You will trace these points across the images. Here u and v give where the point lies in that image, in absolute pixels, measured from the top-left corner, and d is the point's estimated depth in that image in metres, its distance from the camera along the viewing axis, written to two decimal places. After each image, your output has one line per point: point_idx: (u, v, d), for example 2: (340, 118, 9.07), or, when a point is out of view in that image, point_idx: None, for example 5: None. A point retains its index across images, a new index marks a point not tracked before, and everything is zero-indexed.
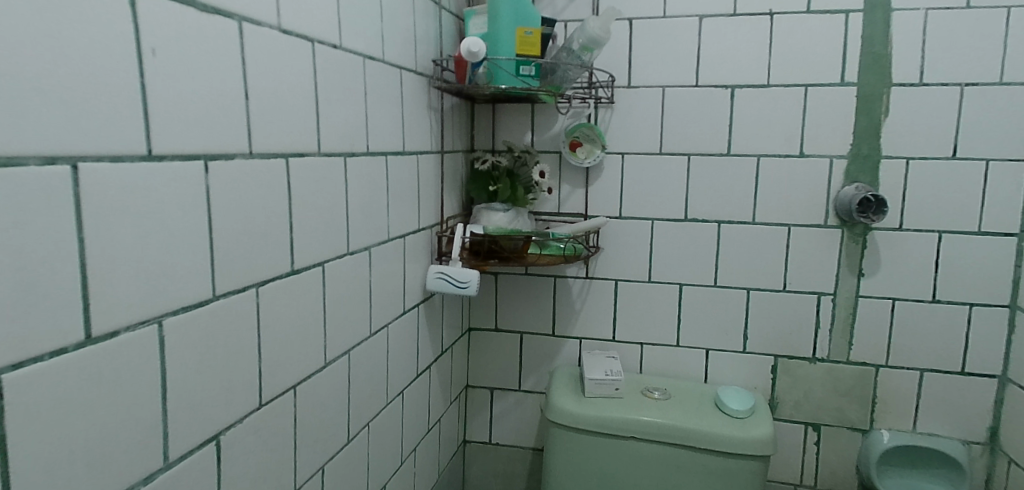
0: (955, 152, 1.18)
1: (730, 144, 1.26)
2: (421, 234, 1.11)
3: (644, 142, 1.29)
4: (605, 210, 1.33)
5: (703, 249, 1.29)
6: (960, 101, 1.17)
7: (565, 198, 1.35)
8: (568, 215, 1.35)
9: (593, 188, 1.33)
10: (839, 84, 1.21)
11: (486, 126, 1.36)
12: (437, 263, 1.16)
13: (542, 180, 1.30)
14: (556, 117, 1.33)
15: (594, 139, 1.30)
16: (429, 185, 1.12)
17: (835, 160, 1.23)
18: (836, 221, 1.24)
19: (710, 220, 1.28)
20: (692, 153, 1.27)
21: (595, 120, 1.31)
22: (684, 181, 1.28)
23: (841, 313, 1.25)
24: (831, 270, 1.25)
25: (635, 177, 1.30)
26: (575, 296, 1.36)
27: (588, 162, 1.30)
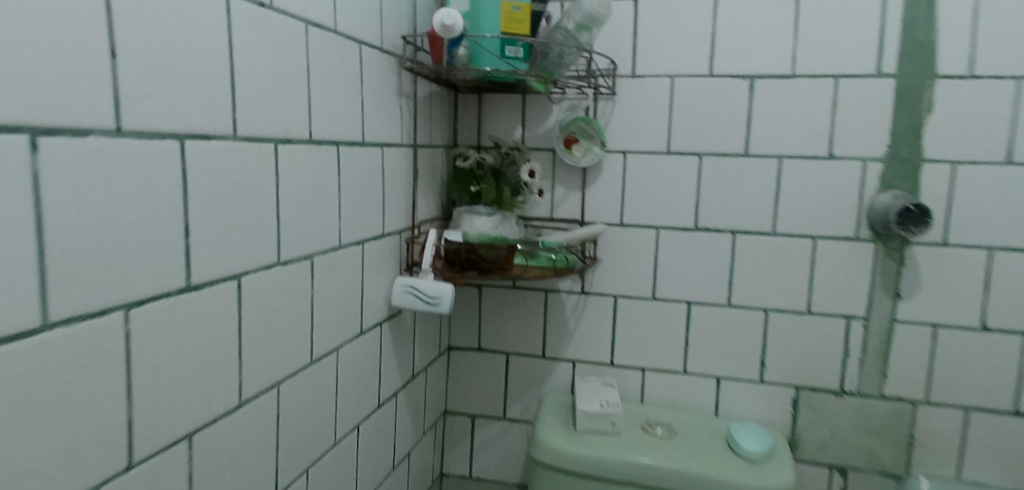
0: (1011, 157, 1.01)
1: (749, 142, 1.09)
2: (388, 240, 0.95)
3: (650, 140, 1.13)
4: (604, 216, 1.17)
5: (715, 264, 1.13)
6: (1017, 97, 1.00)
7: (558, 203, 1.18)
8: (562, 221, 1.19)
9: (590, 191, 1.17)
10: (876, 75, 1.04)
11: (471, 119, 1.19)
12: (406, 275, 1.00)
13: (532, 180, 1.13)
14: (550, 110, 1.16)
15: (593, 135, 1.13)
16: (397, 184, 0.97)
17: (870, 163, 1.06)
18: (869, 233, 1.07)
19: (724, 230, 1.12)
20: (704, 153, 1.11)
21: (594, 113, 1.15)
22: (694, 185, 1.12)
23: (874, 339, 1.09)
24: (862, 289, 1.08)
25: (638, 180, 1.14)
26: (568, 314, 1.20)
27: (586, 161, 1.13)
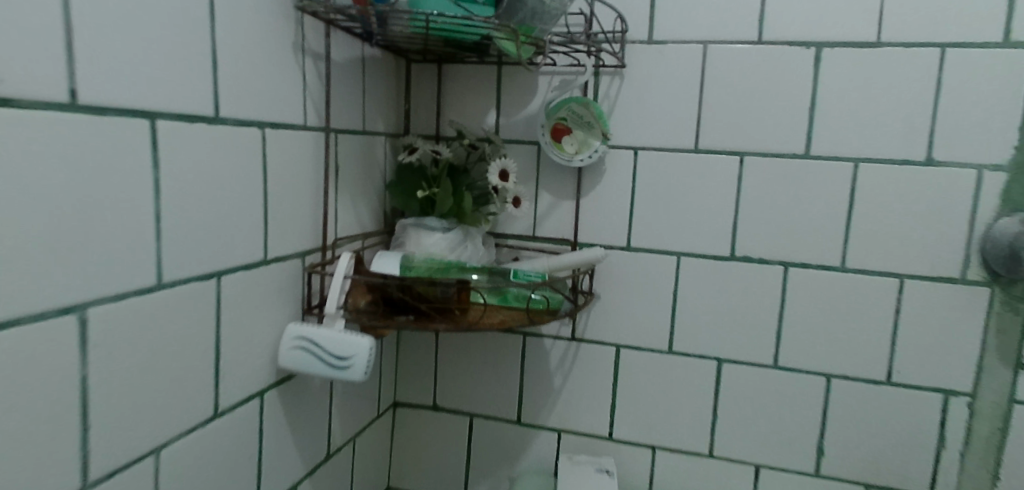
0: None
1: (810, 139, 0.77)
2: (277, 270, 0.64)
3: (670, 132, 0.81)
4: (605, 237, 0.85)
5: (756, 308, 0.81)
6: None
7: (544, 216, 0.86)
8: (548, 242, 0.87)
9: (587, 202, 0.85)
10: (1001, 45, 0.72)
11: (429, 100, 0.88)
12: (309, 318, 0.68)
13: (504, 184, 0.79)
14: (535, 89, 0.85)
15: (592, 123, 0.80)
16: (296, 187, 0.65)
17: (990, 173, 0.73)
18: (980, 274, 0.74)
19: (771, 261, 0.80)
20: (746, 152, 0.79)
21: (594, 94, 0.83)
22: (731, 197, 0.80)
23: (984, 426, 0.76)
24: (970, 354, 0.75)
25: (654, 188, 0.82)
26: (554, 367, 0.88)
27: (583, 159, 0.81)
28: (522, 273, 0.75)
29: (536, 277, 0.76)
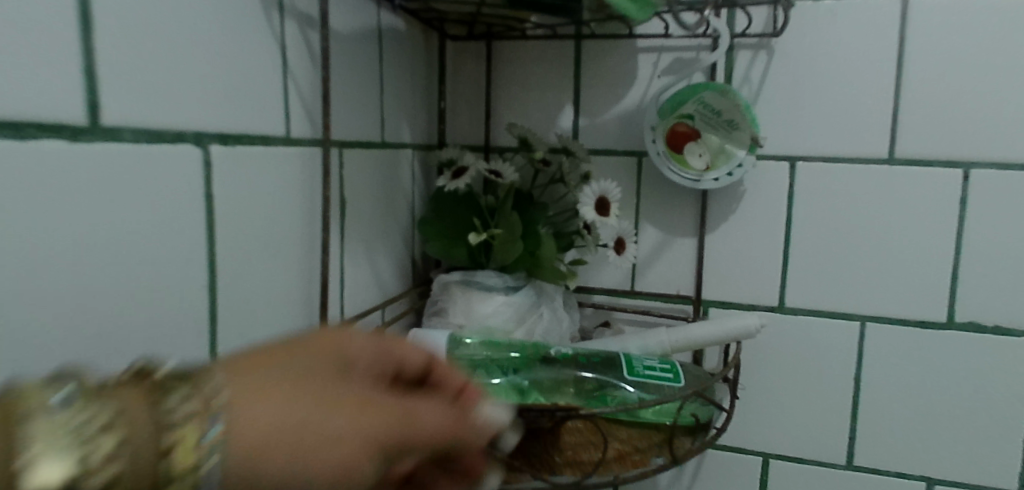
0: None
1: None
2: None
3: (849, 136, 0.53)
4: (743, 293, 0.56)
5: (987, 403, 0.53)
6: None
7: (649, 262, 0.58)
8: (657, 301, 0.58)
9: (717, 242, 0.56)
10: None
11: (473, 94, 0.59)
12: None
13: (604, 220, 0.49)
14: (633, 74, 0.56)
15: (736, 122, 0.51)
16: (271, 248, 0.38)
17: None
18: None
19: (1013, 332, 0.52)
20: (974, 164, 0.51)
21: (726, 78, 0.55)
22: (948, 234, 0.52)
23: None
24: None
25: (822, 220, 0.54)
26: (664, 482, 0.60)
27: (718, 177, 0.52)
28: (637, 367, 0.47)
29: (661, 374, 0.46)
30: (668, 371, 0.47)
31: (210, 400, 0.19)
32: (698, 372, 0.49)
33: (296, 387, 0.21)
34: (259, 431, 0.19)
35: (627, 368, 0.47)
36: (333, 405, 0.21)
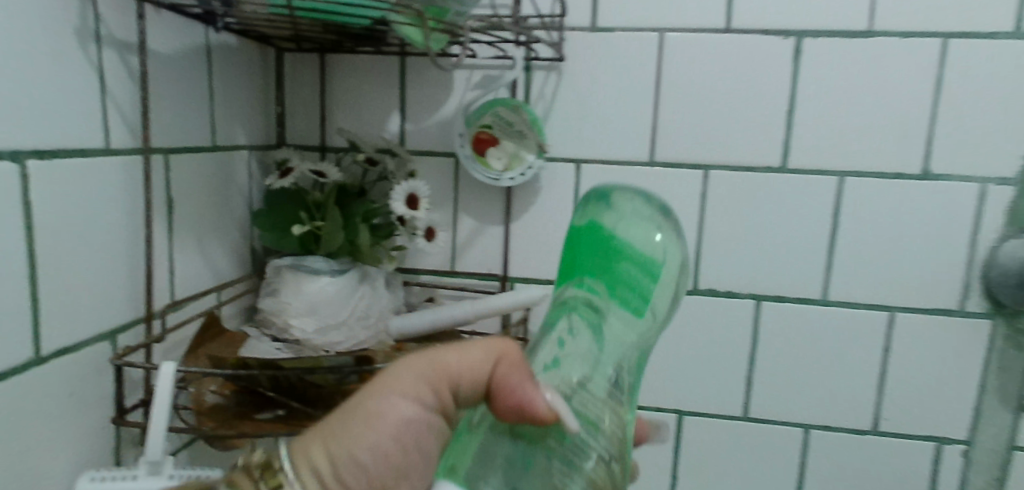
0: None
1: (788, 149, 0.64)
2: (57, 376, 0.40)
3: (620, 143, 0.66)
4: (541, 270, 0.69)
5: (720, 352, 0.68)
6: None
7: (466, 248, 0.70)
8: (472, 278, 0.70)
9: (519, 230, 0.68)
10: (1013, 35, 0.59)
11: (309, 100, 0.67)
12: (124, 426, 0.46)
13: (415, 214, 0.60)
14: (449, 86, 0.66)
15: (524, 132, 0.63)
16: (97, 247, 0.43)
17: (994, 186, 0.62)
18: (981, 305, 0.64)
19: (740, 295, 0.67)
20: (710, 166, 0.65)
21: (525, 94, 0.66)
22: (693, 221, 0.66)
23: (980, 476, 0.66)
24: (967, 398, 0.65)
25: None
26: None
27: (514, 177, 0.64)
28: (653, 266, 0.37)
29: (621, 230, 0.37)
30: (621, 226, 0.37)
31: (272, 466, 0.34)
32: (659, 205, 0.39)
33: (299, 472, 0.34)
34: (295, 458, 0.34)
35: (646, 296, 0.37)
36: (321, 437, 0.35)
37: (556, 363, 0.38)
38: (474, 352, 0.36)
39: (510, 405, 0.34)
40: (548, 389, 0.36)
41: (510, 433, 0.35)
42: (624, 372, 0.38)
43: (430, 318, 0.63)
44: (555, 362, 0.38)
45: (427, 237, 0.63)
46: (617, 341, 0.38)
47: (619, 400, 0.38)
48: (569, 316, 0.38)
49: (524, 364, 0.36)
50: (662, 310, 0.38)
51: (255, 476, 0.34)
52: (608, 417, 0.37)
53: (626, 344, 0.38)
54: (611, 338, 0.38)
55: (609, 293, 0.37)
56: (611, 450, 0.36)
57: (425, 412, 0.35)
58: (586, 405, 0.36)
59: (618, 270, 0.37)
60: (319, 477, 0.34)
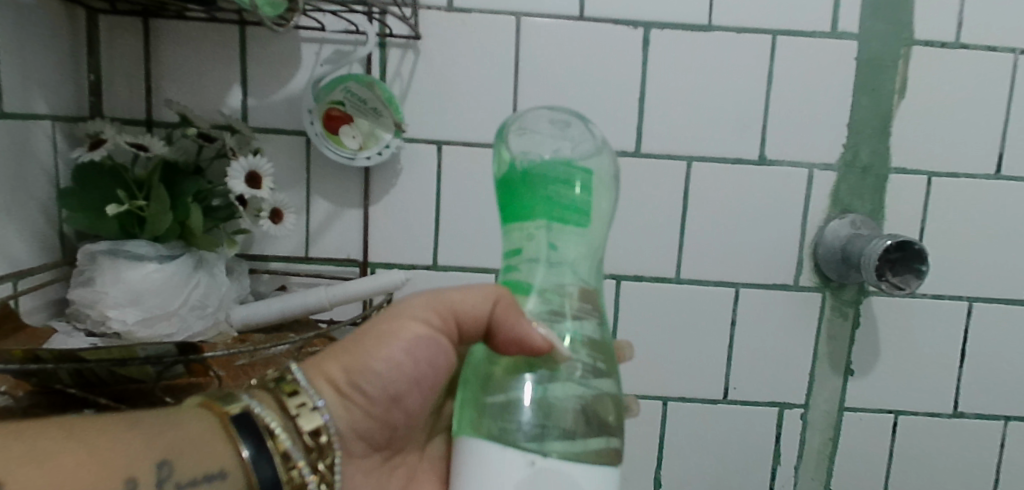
0: (1001, 169, 0.68)
1: (641, 135, 0.67)
2: None
3: (480, 124, 0.65)
4: (403, 255, 0.67)
5: None
6: (1017, 76, 0.66)
7: (321, 232, 0.66)
8: (327, 263, 0.67)
9: (378, 212, 0.66)
10: (828, 34, 0.66)
11: (136, 72, 0.63)
12: None
13: (253, 192, 0.58)
14: (297, 60, 0.64)
15: (380, 110, 0.63)
16: None
17: (819, 171, 0.68)
18: (813, 279, 0.69)
19: None
20: None
21: (380, 72, 0.64)
22: None
23: (816, 437, 0.72)
24: (804, 367, 0.71)
25: (463, 193, 0.66)
26: None
27: (370, 155, 0.63)
28: (588, 175, 0.44)
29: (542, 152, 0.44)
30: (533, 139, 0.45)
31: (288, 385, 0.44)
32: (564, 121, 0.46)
33: (330, 369, 0.46)
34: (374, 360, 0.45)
35: (586, 205, 0.43)
36: (350, 350, 0.46)
37: (531, 283, 0.44)
38: (479, 296, 0.45)
39: (507, 339, 0.42)
40: (541, 324, 0.43)
41: (512, 366, 0.42)
42: (592, 275, 0.45)
43: (277, 304, 0.61)
44: (535, 289, 0.44)
45: (273, 218, 0.61)
46: (586, 250, 0.44)
47: (595, 309, 0.45)
48: (527, 246, 0.43)
49: (518, 304, 0.43)
50: (602, 213, 0.45)
51: (272, 386, 0.44)
52: (588, 330, 0.43)
53: (594, 248, 0.45)
54: (574, 252, 0.43)
55: (560, 216, 0.43)
56: (595, 359, 0.43)
57: (429, 335, 0.46)
58: (573, 319, 0.43)
59: (555, 196, 0.43)
60: (333, 384, 0.45)
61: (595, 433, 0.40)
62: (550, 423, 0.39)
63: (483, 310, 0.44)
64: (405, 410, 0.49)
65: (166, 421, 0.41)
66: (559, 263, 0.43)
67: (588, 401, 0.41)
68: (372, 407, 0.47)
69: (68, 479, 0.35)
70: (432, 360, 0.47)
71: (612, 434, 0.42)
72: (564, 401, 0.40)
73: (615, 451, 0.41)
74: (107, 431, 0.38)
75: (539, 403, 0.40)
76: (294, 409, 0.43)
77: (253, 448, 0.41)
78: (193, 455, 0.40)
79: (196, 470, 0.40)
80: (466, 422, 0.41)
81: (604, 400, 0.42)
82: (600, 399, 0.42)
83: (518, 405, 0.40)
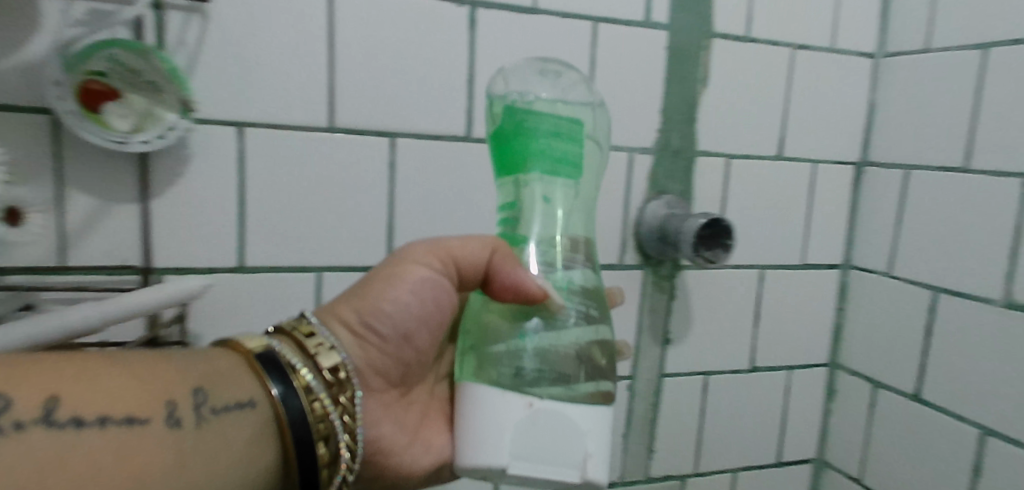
0: (782, 151, 0.77)
1: (471, 119, 0.62)
2: None
3: (293, 106, 0.57)
4: (201, 256, 0.57)
5: None
6: (791, 69, 0.75)
7: (85, 234, 0.54)
8: (94, 272, 0.54)
9: (166, 208, 0.55)
10: (643, 24, 0.68)
11: None
12: None
13: None
14: (34, 18, 0.50)
15: (159, 84, 0.52)
16: None
17: (639, 155, 0.70)
18: (635, 256, 0.73)
19: None
20: (398, 134, 0.60)
21: (157, 39, 0.53)
22: (381, 193, 0.61)
23: (641, 406, 0.76)
24: (630, 342, 0.74)
25: (275, 183, 0.58)
26: None
27: (149, 139, 0.52)
28: (576, 127, 0.50)
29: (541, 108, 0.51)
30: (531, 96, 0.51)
31: (303, 330, 0.51)
32: (554, 80, 0.54)
33: (349, 312, 0.53)
34: (377, 302, 0.53)
35: (577, 158, 0.50)
36: (364, 293, 0.53)
37: (528, 231, 0.52)
38: (475, 246, 0.52)
39: (504, 286, 0.49)
40: (539, 275, 0.50)
41: (508, 312, 0.49)
42: (579, 224, 0.53)
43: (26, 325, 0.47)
44: (532, 238, 0.52)
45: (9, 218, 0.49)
46: (572, 197, 0.52)
47: (585, 258, 0.52)
48: (525, 196, 0.51)
49: (514, 253, 0.51)
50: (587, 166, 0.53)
51: (291, 328, 0.52)
52: (578, 279, 0.51)
53: (577, 192, 0.53)
54: (564, 201, 0.51)
55: (554, 169, 0.49)
56: (586, 306, 0.50)
57: (433, 277, 0.54)
58: (563, 269, 0.51)
59: (550, 150, 0.49)
60: (347, 325, 0.53)
61: (585, 376, 0.48)
62: (547, 368, 0.47)
63: (484, 256, 0.52)
64: (416, 347, 0.56)
65: (200, 359, 0.49)
66: (551, 211, 0.51)
67: (580, 346, 0.48)
68: (384, 344, 0.54)
69: (120, 399, 0.43)
70: (437, 299, 0.55)
71: (603, 374, 0.49)
72: (562, 349, 0.47)
73: (603, 393, 0.48)
74: (154, 365, 0.47)
75: (536, 350, 0.47)
76: (314, 348, 0.50)
77: (279, 383, 0.48)
78: (225, 388, 0.48)
79: (229, 399, 0.48)
80: (468, 367, 0.48)
81: (594, 344, 0.49)
82: (593, 343, 0.49)
83: (516, 349, 0.47)
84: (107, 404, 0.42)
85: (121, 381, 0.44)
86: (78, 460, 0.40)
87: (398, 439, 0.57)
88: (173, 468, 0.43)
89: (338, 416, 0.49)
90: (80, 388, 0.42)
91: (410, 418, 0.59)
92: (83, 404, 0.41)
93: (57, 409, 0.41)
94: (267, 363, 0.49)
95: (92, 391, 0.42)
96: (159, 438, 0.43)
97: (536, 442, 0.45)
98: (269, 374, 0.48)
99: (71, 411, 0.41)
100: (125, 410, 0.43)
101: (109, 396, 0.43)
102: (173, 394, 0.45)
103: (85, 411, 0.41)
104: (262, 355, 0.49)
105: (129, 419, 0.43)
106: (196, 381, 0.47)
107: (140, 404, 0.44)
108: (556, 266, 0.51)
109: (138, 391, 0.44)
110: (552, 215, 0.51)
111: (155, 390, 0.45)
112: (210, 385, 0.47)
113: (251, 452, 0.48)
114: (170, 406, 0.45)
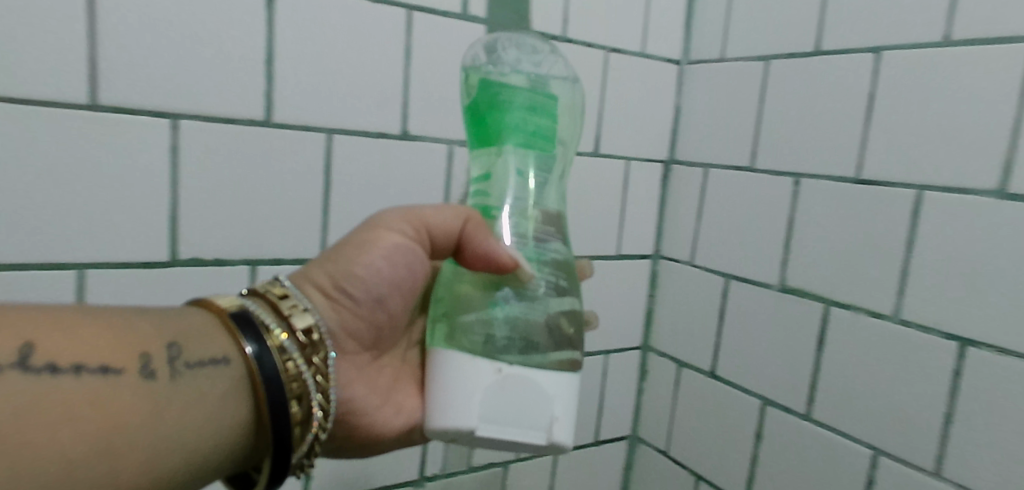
0: (598, 148, 0.81)
1: (271, 103, 0.58)
2: None
3: (59, 81, 0.50)
4: None
5: None
6: (605, 71, 0.80)
7: None
8: None
9: None
10: (460, 16, 0.67)
11: None
12: None
13: None
14: None
15: None
16: None
17: (458, 147, 0.69)
18: None
19: (235, 262, 0.60)
20: (179, 115, 0.55)
21: None
22: (165, 181, 0.55)
23: None
24: None
25: (25, 166, 0.50)
26: None
27: None
28: (548, 101, 0.53)
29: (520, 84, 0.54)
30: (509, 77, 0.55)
31: (276, 294, 0.49)
32: (536, 61, 0.58)
33: (323, 276, 0.51)
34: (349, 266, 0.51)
35: (550, 132, 0.53)
36: (335, 257, 0.52)
37: (499, 202, 0.52)
38: (446, 212, 0.52)
39: (477, 254, 0.49)
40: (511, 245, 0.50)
41: (482, 280, 0.50)
42: (551, 195, 0.54)
43: None
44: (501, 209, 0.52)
45: None
46: (544, 169, 0.53)
47: (557, 231, 0.53)
48: (495, 169, 0.53)
49: (484, 224, 0.51)
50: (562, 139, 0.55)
51: (265, 291, 0.50)
52: (552, 251, 0.52)
53: (548, 165, 0.54)
54: (538, 172, 0.53)
55: (529, 140, 0.52)
56: (558, 277, 0.51)
57: (406, 243, 0.52)
58: (535, 242, 0.51)
59: (521, 123, 0.52)
60: (319, 288, 0.52)
61: (554, 346, 0.49)
62: (516, 336, 0.48)
63: (458, 223, 0.51)
64: (389, 311, 0.55)
65: (168, 316, 0.47)
66: (523, 184, 0.52)
67: (551, 316, 0.50)
68: (357, 308, 0.53)
69: (92, 349, 0.41)
70: (411, 265, 0.53)
71: (570, 344, 0.50)
72: (534, 316, 0.49)
73: (571, 361, 0.50)
74: (124, 318, 0.44)
75: (509, 320, 0.48)
76: (287, 310, 0.48)
77: (253, 341, 0.45)
78: (200, 343, 0.46)
79: (203, 353, 0.45)
80: (439, 334, 0.49)
81: (564, 315, 0.51)
82: (562, 314, 0.50)
83: (489, 317, 0.48)
84: (77, 351, 0.40)
85: (92, 332, 0.42)
86: (54, 409, 0.37)
87: (369, 402, 0.55)
88: (146, 424, 0.41)
89: (312, 377, 0.47)
90: (53, 336, 0.40)
91: (384, 379, 0.57)
92: (55, 351, 0.39)
93: (31, 355, 0.38)
94: (240, 324, 0.46)
95: (65, 339, 0.40)
96: (133, 391, 0.41)
97: (502, 409, 0.46)
98: (242, 335, 0.46)
99: (46, 358, 0.38)
100: (98, 360, 0.40)
101: (85, 345, 0.41)
102: (144, 347, 0.43)
103: (57, 358, 0.39)
104: (236, 314, 0.47)
105: (103, 370, 0.40)
106: (171, 335, 0.45)
107: (110, 355, 0.41)
108: (527, 237, 0.51)
109: (109, 340, 0.42)
110: (523, 184, 0.52)
111: (128, 343, 0.43)
112: (186, 340, 0.45)
113: (225, 410, 0.45)
114: (144, 357, 0.43)
